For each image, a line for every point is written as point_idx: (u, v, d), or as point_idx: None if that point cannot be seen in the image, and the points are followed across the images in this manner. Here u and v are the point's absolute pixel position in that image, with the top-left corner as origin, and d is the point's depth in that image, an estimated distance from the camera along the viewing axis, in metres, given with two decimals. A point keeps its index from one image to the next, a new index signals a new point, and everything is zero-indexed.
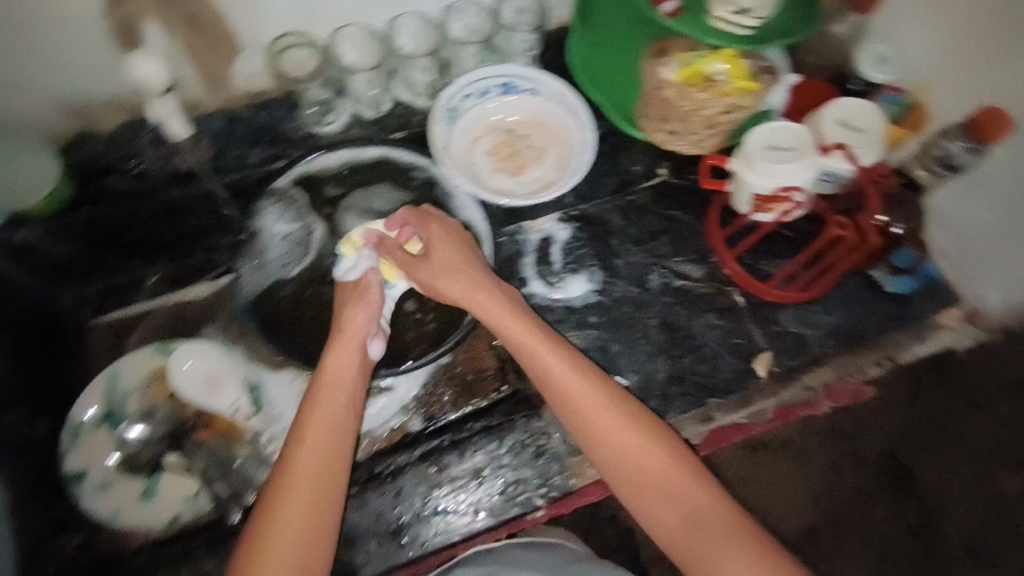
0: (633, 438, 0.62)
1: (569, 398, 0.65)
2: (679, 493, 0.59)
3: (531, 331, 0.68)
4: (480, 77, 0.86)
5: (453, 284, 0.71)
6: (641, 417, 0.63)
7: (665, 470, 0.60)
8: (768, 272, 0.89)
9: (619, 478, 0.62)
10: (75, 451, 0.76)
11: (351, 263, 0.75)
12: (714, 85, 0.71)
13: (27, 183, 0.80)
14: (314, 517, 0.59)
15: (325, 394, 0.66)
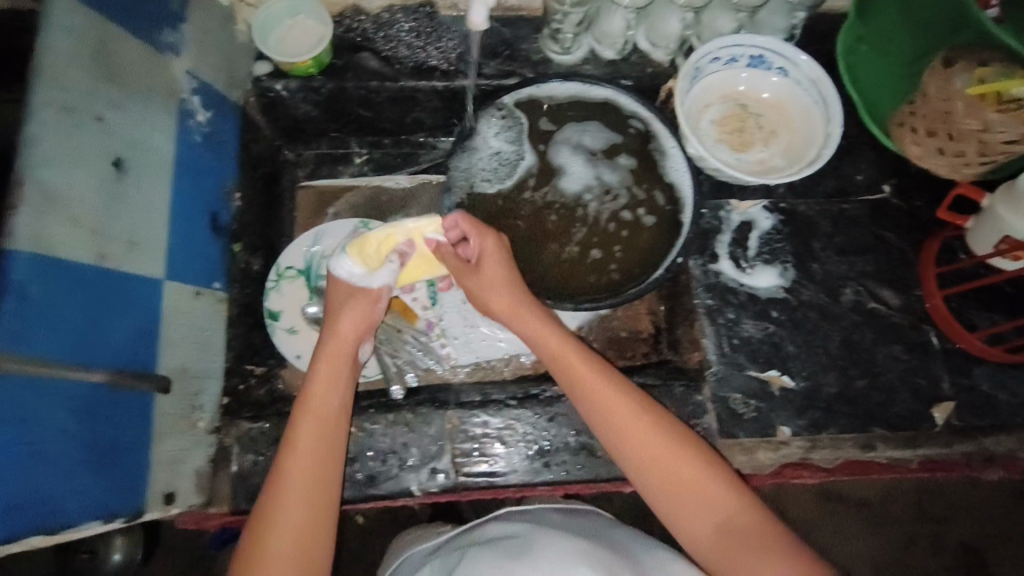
0: (648, 445, 0.63)
1: (605, 427, 0.66)
2: (700, 502, 0.61)
3: (555, 341, 0.70)
4: (738, 44, 0.83)
5: (501, 292, 0.72)
6: (655, 425, 0.64)
7: (683, 476, 0.62)
8: (972, 323, 0.83)
9: (644, 487, 0.64)
10: (276, 294, 0.84)
11: (356, 269, 0.71)
12: (1015, 108, 0.66)
13: (289, 39, 0.82)
14: (330, 447, 0.64)
15: (333, 349, 0.70)
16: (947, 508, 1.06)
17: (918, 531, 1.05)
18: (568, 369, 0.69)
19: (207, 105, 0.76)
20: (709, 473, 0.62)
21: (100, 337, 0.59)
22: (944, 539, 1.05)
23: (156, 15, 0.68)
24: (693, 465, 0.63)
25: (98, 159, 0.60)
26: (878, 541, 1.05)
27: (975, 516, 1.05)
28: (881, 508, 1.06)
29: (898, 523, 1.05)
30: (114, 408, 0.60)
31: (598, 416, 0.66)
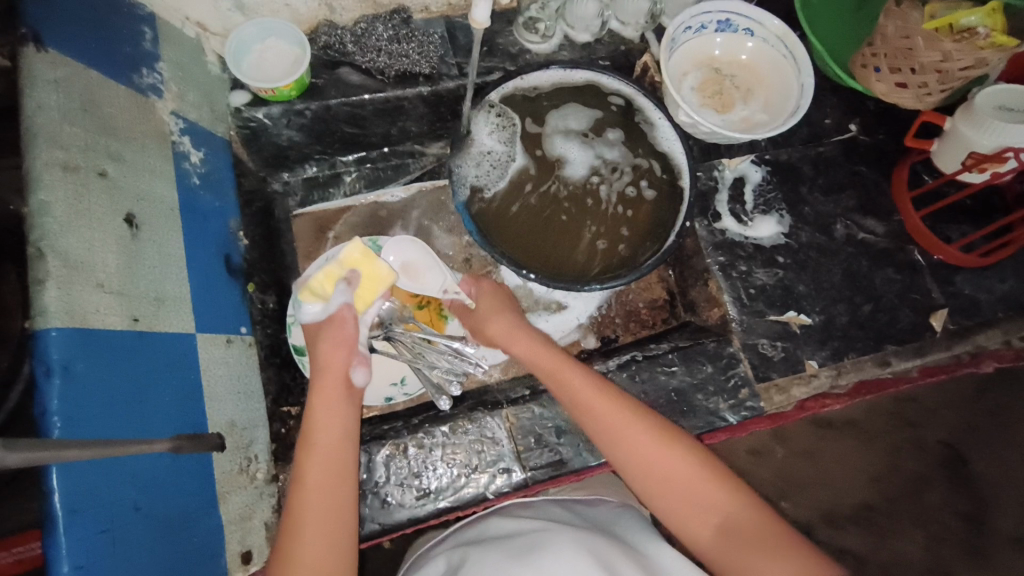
0: (632, 433, 0.66)
1: (603, 424, 0.67)
2: (682, 484, 0.62)
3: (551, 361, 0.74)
4: (706, 10, 0.89)
5: (498, 325, 0.79)
6: (642, 415, 0.67)
7: (665, 462, 0.64)
8: (946, 235, 0.92)
9: (632, 477, 0.65)
10: (298, 328, 0.79)
11: (320, 309, 0.72)
12: (966, 37, 0.75)
13: (263, 62, 0.80)
14: (337, 479, 0.62)
15: (329, 380, 0.69)
16: (932, 411, 1.16)
17: (903, 440, 1.15)
18: (556, 377, 0.72)
19: (197, 144, 0.73)
20: (689, 456, 0.64)
21: (151, 402, 0.55)
22: (935, 438, 1.15)
23: (133, 56, 0.65)
24: (676, 451, 0.64)
25: (108, 216, 0.56)
26: (874, 456, 1.15)
27: (961, 409, 1.16)
28: (867, 422, 1.16)
29: (886, 433, 1.15)
30: (178, 475, 0.56)
31: (595, 422, 0.68)
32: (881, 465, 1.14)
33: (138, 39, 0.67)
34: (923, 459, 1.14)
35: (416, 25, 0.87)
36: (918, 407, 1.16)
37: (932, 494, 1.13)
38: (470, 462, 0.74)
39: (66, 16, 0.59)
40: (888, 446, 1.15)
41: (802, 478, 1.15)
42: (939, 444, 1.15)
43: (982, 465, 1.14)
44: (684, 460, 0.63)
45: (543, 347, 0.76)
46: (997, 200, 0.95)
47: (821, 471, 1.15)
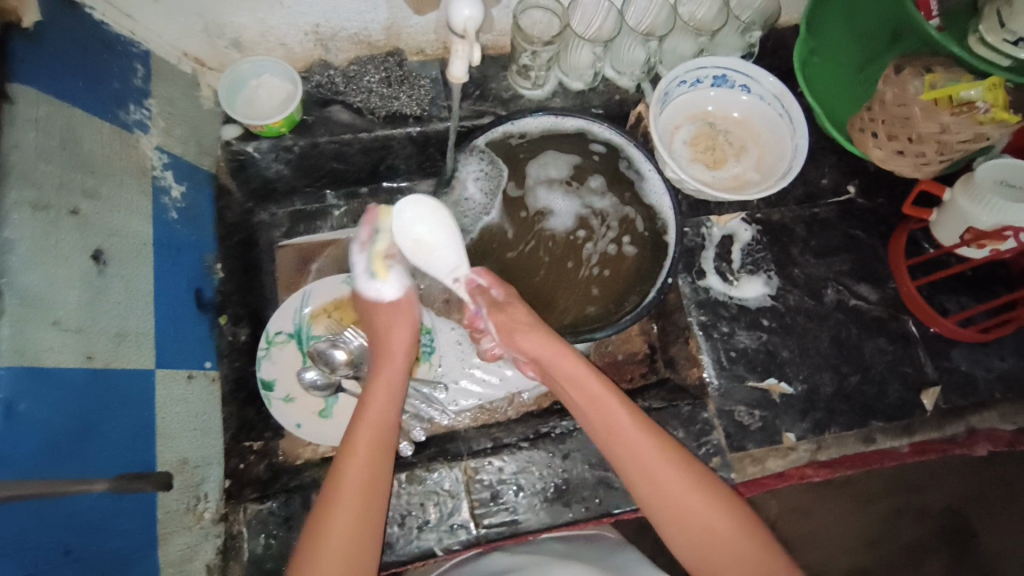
0: (663, 467, 0.66)
1: (643, 463, 0.67)
2: (706, 522, 0.64)
3: (596, 389, 0.71)
4: (701, 66, 0.87)
5: (535, 343, 0.72)
6: (674, 451, 0.67)
7: (691, 499, 0.65)
8: (944, 307, 0.88)
9: (656, 511, 0.66)
10: (268, 362, 0.81)
11: (384, 282, 0.76)
12: (966, 112, 0.70)
13: (254, 100, 0.81)
14: (376, 480, 0.63)
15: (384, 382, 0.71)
16: (939, 476, 1.08)
17: (900, 505, 1.07)
18: (601, 408, 0.70)
19: (179, 178, 0.75)
20: (715, 495, 0.65)
21: (97, 441, 0.56)
22: (941, 503, 1.08)
23: (120, 93, 0.67)
24: (703, 488, 0.65)
25: (75, 254, 0.57)
26: (873, 520, 1.07)
27: (969, 480, 1.08)
28: (868, 484, 1.07)
29: (887, 496, 1.07)
30: (119, 517, 0.56)
31: (631, 461, 0.68)
32: (880, 527, 1.07)
33: (128, 76, 0.69)
34: (923, 525, 1.07)
35: (412, 69, 0.87)
36: (921, 470, 1.08)
37: (931, 563, 1.06)
38: (424, 516, 0.73)
39: (54, 54, 0.60)
40: (886, 507, 1.07)
41: (800, 537, 1.06)
42: (941, 509, 1.08)
43: (985, 542, 1.07)
44: (710, 497, 0.65)
45: (584, 371, 0.71)
46: (1002, 271, 0.91)
47: (820, 528, 1.06)
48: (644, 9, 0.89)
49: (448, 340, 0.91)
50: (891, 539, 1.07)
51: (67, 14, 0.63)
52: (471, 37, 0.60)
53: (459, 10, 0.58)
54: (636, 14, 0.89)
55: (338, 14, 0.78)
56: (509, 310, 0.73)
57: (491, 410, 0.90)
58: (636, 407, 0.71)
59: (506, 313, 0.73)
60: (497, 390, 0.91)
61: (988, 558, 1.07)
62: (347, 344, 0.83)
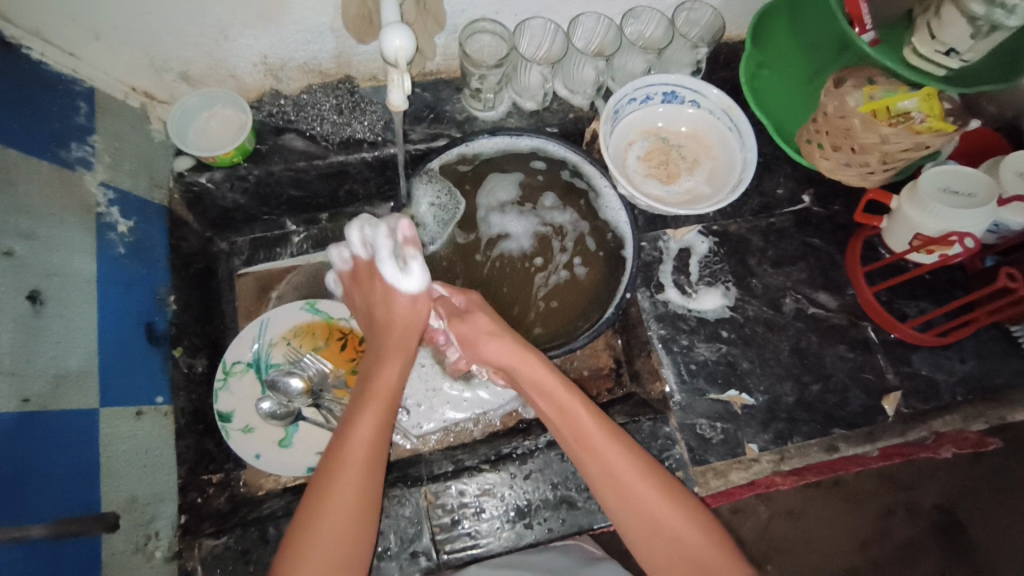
0: (633, 478, 0.65)
1: (610, 469, 0.65)
2: (675, 530, 0.63)
3: (562, 395, 0.69)
4: (649, 84, 0.89)
5: (502, 348, 0.70)
6: (641, 461, 0.66)
7: (661, 509, 0.64)
8: (902, 312, 0.89)
9: (623, 520, 0.65)
10: (225, 393, 0.80)
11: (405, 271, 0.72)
12: (904, 121, 0.74)
13: (206, 132, 0.82)
14: (358, 512, 0.62)
15: (378, 392, 0.68)
16: (923, 478, 1.07)
17: (885, 507, 1.06)
18: (568, 415, 0.68)
19: (127, 213, 0.74)
20: (682, 504, 0.65)
21: (35, 484, 0.55)
22: (929, 503, 1.07)
23: (62, 132, 0.67)
24: (670, 497, 0.65)
25: (8, 296, 0.57)
26: (861, 523, 1.06)
27: (954, 479, 1.07)
28: (859, 486, 1.07)
29: (875, 496, 1.07)
30: (58, 562, 0.55)
31: (598, 470, 0.66)
32: (871, 530, 1.05)
33: (71, 114, 0.69)
34: (915, 526, 1.06)
35: (365, 95, 0.87)
36: (907, 468, 1.07)
37: (924, 564, 1.05)
38: (387, 544, 0.72)
39: None
40: (878, 508, 1.06)
41: (784, 542, 1.06)
42: (932, 508, 1.06)
43: (974, 543, 1.06)
44: (677, 506, 0.64)
45: (550, 376, 0.69)
46: (961, 272, 0.91)
47: (808, 535, 1.06)
48: (591, 30, 0.90)
49: (410, 362, 0.90)
50: (887, 540, 1.05)
51: (5, 57, 0.63)
52: (402, 66, 0.63)
53: (390, 41, 0.61)
54: (584, 36, 0.91)
55: (286, 45, 0.78)
56: (470, 320, 0.72)
57: (457, 431, 0.90)
58: (602, 413, 0.69)
59: (468, 323, 0.72)
60: (461, 411, 0.90)
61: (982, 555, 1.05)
62: (303, 372, 0.83)
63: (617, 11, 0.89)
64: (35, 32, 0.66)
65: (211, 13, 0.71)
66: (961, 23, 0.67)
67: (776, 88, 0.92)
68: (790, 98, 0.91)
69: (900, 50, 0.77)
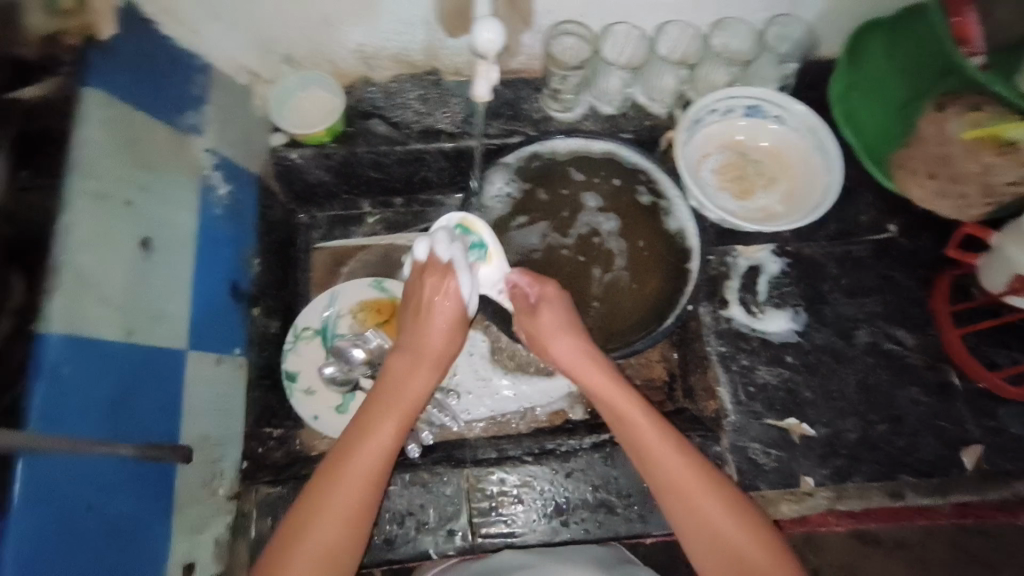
0: (694, 485, 0.62)
1: (663, 470, 0.63)
2: (736, 547, 0.59)
3: (619, 400, 0.67)
4: (733, 96, 0.88)
5: (561, 339, 0.71)
6: (703, 469, 0.63)
7: (721, 520, 0.60)
8: (992, 360, 0.82)
9: (689, 536, 0.62)
10: (293, 354, 0.87)
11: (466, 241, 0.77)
12: (1013, 153, 0.68)
13: (302, 111, 0.88)
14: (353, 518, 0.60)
15: (398, 412, 0.67)
16: (1003, 548, 0.97)
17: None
18: (623, 417, 0.67)
19: (228, 179, 0.81)
20: (741, 515, 0.61)
21: (127, 410, 0.61)
22: None
23: (182, 102, 0.75)
24: (736, 511, 0.61)
25: (126, 241, 0.64)
26: None
27: None
28: (927, 550, 0.99)
29: (946, 563, 0.97)
30: (136, 482, 0.61)
31: (659, 477, 0.64)
32: None
33: (191, 87, 0.77)
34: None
35: (450, 89, 0.91)
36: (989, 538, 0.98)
37: None
38: (426, 518, 0.74)
39: (128, 67, 0.69)
40: None
41: None
42: None
43: None
44: (738, 519, 0.60)
45: (602, 374, 0.69)
46: None
47: None
48: (675, 40, 0.89)
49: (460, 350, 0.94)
50: None
51: (141, 32, 0.71)
52: (491, 59, 0.66)
53: (481, 35, 0.64)
54: (669, 44, 0.90)
55: (382, 36, 0.83)
56: (539, 316, 0.72)
57: (500, 423, 0.91)
58: (667, 424, 0.67)
59: (537, 319, 0.72)
60: (508, 403, 0.92)
61: None
62: (366, 344, 0.84)
63: (706, 21, 0.88)
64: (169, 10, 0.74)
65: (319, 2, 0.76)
66: None
67: (868, 110, 0.89)
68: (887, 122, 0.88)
69: (1011, 78, 0.73)
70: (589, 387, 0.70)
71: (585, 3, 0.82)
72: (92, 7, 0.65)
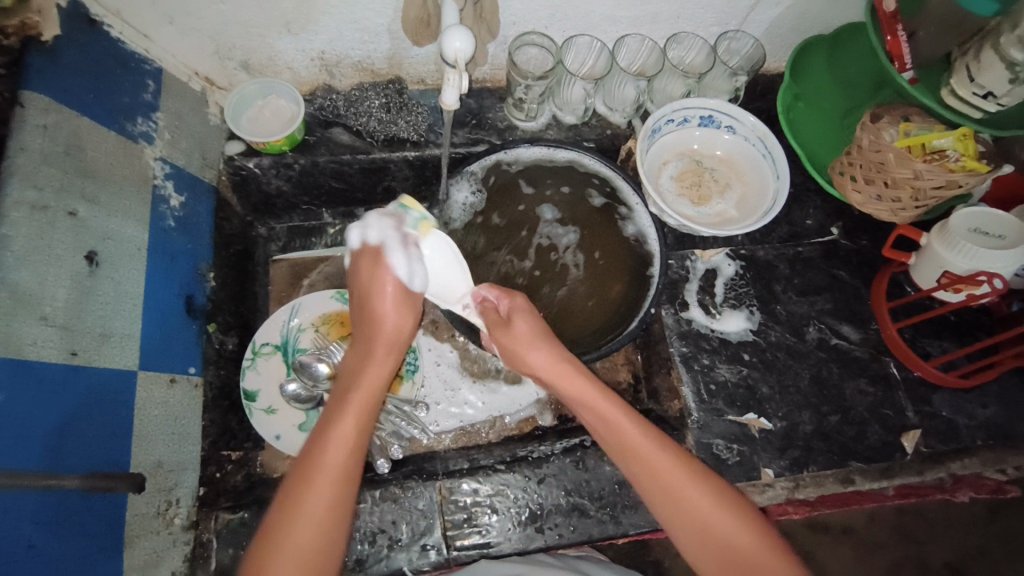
0: (680, 482, 0.63)
1: (650, 472, 0.64)
2: (725, 537, 0.61)
3: (601, 404, 0.68)
4: (689, 106, 0.92)
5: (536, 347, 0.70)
6: (685, 464, 0.65)
7: (708, 514, 0.62)
8: (926, 351, 0.88)
9: (679, 533, 0.63)
10: (253, 372, 0.83)
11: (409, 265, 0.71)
12: (937, 159, 0.77)
13: (259, 118, 0.85)
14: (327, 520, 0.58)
15: (358, 406, 0.64)
16: (936, 527, 1.05)
17: (896, 556, 1.04)
18: (607, 421, 0.68)
19: (180, 189, 0.77)
20: (727, 505, 0.62)
21: (73, 438, 0.56)
22: (940, 556, 1.04)
23: (130, 106, 0.71)
24: (722, 503, 0.63)
25: (68, 254, 0.59)
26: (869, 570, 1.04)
27: (968, 532, 1.05)
28: (869, 533, 1.05)
29: (886, 544, 1.05)
30: (84, 514, 0.56)
31: (645, 478, 0.65)
32: None
33: (140, 91, 0.73)
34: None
35: (413, 98, 0.91)
36: (922, 519, 1.06)
37: None
38: (397, 535, 0.72)
39: (70, 68, 0.64)
40: (893, 559, 1.04)
41: None
42: (943, 563, 1.04)
43: None
44: (724, 511, 0.62)
45: (581, 380, 0.69)
46: (988, 316, 0.91)
47: None
48: (634, 51, 0.93)
49: (428, 360, 0.92)
50: None
51: (88, 33, 0.67)
52: (460, 68, 0.66)
53: (451, 43, 0.64)
54: (628, 56, 0.94)
55: (344, 44, 0.82)
56: (513, 327, 0.72)
57: (470, 432, 0.90)
58: (650, 424, 0.68)
59: (510, 330, 0.72)
60: (478, 413, 0.91)
61: None
62: (330, 359, 0.85)
63: (662, 35, 0.92)
64: (115, 10, 0.70)
65: (278, 7, 0.74)
66: (1000, 67, 0.71)
67: (810, 121, 0.95)
68: (827, 133, 0.94)
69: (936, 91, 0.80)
70: (569, 391, 0.70)
71: (548, 15, 0.84)
72: (32, 6, 0.62)
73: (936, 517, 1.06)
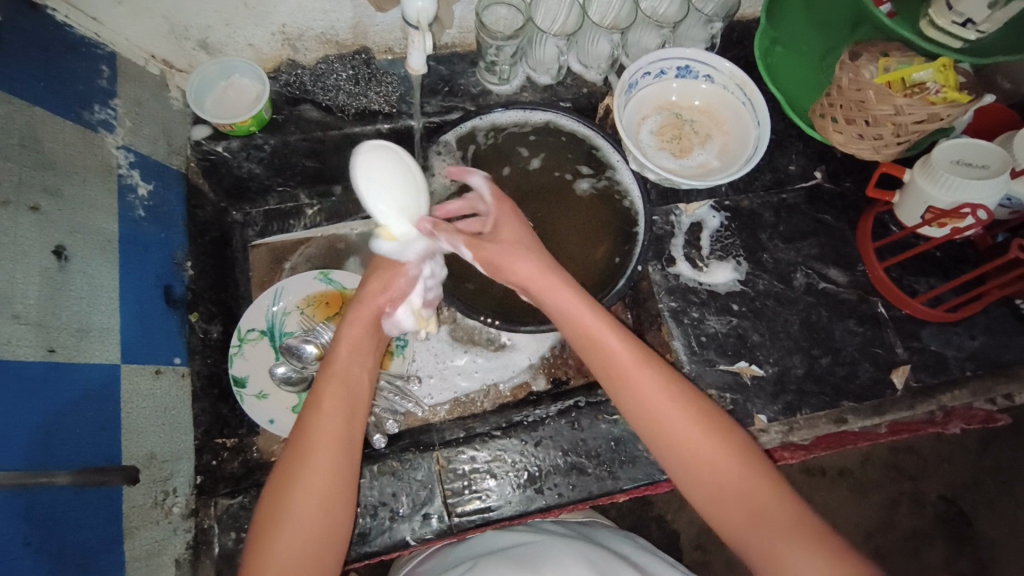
0: (664, 404, 0.64)
1: (636, 393, 0.64)
2: (710, 461, 0.62)
3: (589, 320, 0.67)
4: (664, 57, 0.90)
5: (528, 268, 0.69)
6: (673, 385, 0.64)
7: (694, 434, 0.62)
8: (913, 289, 0.89)
9: (669, 459, 0.64)
10: (241, 359, 0.82)
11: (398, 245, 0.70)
12: (917, 93, 0.76)
13: (224, 100, 0.82)
14: (328, 495, 0.59)
15: (343, 385, 0.64)
16: (930, 463, 1.07)
17: (891, 493, 1.06)
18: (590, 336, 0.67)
19: (147, 177, 0.75)
20: (711, 427, 0.63)
21: (61, 436, 0.56)
22: (935, 490, 1.07)
23: (85, 94, 0.68)
24: (706, 424, 0.63)
25: (35, 250, 0.58)
26: (867, 508, 1.06)
27: (962, 465, 1.07)
28: (865, 474, 1.08)
29: (882, 482, 1.07)
30: (79, 508, 0.56)
31: (631, 400, 0.65)
32: (876, 519, 1.06)
33: (94, 77, 0.70)
34: (920, 516, 1.06)
35: (382, 67, 0.88)
36: (916, 456, 1.08)
37: (928, 550, 1.05)
38: (399, 505, 0.73)
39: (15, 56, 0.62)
40: (890, 497, 1.07)
41: None
42: (937, 498, 1.06)
43: (983, 530, 1.05)
44: (709, 434, 0.63)
45: (569, 298, 0.68)
46: (973, 249, 0.91)
47: None
48: (607, 3, 0.92)
49: None
50: (893, 529, 1.05)
51: (30, 18, 0.65)
52: (424, 28, 0.65)
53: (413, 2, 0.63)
54: (600, 10, 0.93)
55: (303, 15, 0.78)
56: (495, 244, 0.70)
57: (466, 402, 0.90)
58: (639, 343, 0.67)
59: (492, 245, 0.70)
60: (472, 382, 0.91)
61: (989, 543, 1.05)
62: (317, 339, 0.82)
63: None
64: None
65: None
66: None
67: (788, 64, 0.93)
68: (806, 76, 0.92)
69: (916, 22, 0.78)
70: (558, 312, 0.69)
71: None
72: None
73: (930, 453, 1.08)
